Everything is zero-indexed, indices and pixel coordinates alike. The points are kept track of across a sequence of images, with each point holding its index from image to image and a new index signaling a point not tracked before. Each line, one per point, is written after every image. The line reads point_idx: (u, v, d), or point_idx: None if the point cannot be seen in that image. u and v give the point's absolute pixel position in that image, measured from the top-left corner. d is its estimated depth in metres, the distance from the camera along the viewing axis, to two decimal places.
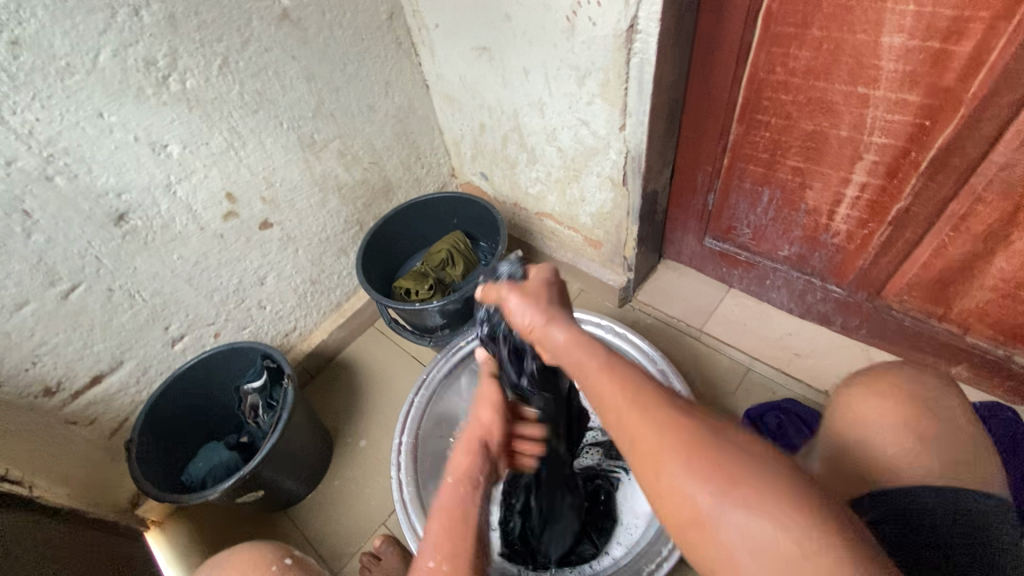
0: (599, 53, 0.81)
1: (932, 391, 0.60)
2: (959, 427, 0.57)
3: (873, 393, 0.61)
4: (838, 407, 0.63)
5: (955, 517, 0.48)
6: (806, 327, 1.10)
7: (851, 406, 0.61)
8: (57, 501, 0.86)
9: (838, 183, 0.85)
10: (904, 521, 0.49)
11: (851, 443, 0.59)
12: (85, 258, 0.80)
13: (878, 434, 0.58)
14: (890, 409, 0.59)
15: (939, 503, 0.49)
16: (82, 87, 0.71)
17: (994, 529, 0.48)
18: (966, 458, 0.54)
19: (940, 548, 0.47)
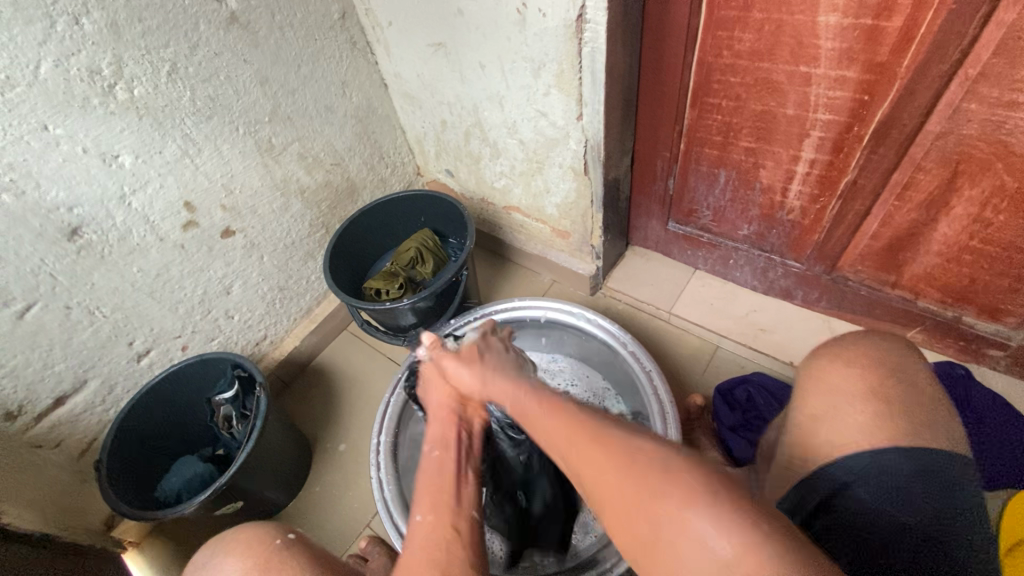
0: (551, 44, 0.82)
1: (894, 351, 0.62)
2: (923, 390, 0.57)
3: (839, 359, 0.62)
4: (805, 374, 0.64)
5: (924, 476, 0.50)
6: (770, 302, 1.14)
7: (818, 374, 0.62)
8: (29, 527, 0.83)
9: (789, 160, 0.88)
10: (878, 484, 0.51)
11: (818, 408, 0.59)
12: (39, 276, 0.78)
13: (842, 397, 0.58)
14: (856, 374, 0.59)
15: (911, 467, 0.51)
16: (24, 99, 0.69)
17: (955, 483, 0.50)
18: (927, 419, 0.54)
19: (910, 509, 0.49)
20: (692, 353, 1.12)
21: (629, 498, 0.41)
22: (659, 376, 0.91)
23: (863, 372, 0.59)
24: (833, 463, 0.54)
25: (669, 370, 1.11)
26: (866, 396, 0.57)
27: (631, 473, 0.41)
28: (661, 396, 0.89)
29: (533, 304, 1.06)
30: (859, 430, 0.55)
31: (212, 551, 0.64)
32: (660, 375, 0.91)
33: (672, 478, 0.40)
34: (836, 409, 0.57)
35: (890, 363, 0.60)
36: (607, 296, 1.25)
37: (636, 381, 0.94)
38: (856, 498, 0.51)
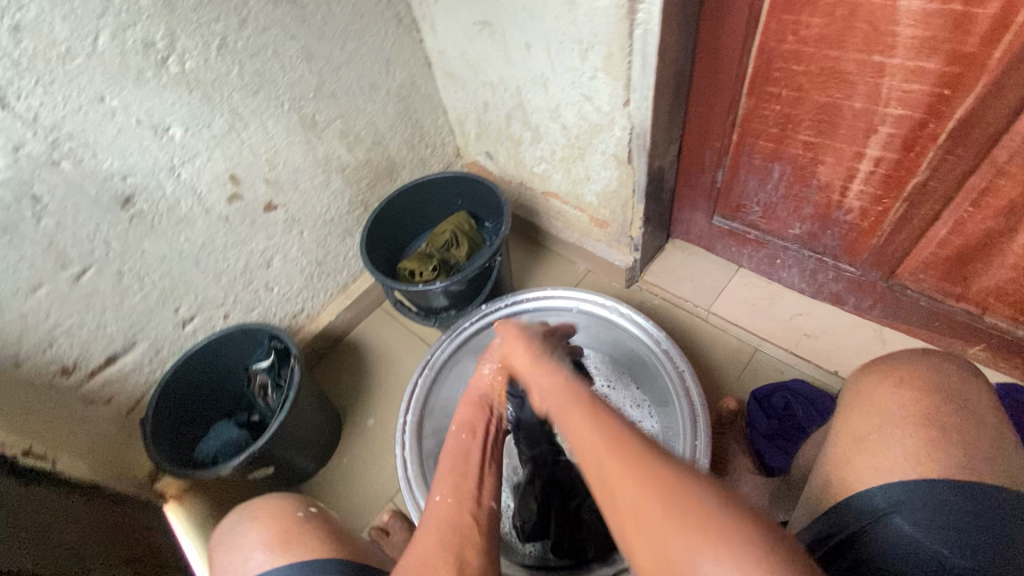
0: (601, 26, 0.78)
1: (956, 380, 0.56)
2: (983, 423, 0.52)
3: (884, 383, 0.58)
4: (853, 394, 0.60)
5: (977, 514, 0.46)
6: (817, 306, 1.08)
7: (867, 399, 0.58)
8: (76, 476, 0.89)
9: (852, 157, 0.82)
10: (927, 516, 0.47)
11: (863, 431, 0.55)
12: (94, 241, 0.82)
13: (889, 423, 0.54)
14: (906, 401, 0.55)
15: (964, 504, 0.46)
16: (83, 70, 0.72)
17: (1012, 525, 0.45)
18: (985, 453, 0.50)
19: (953, 544, 0.45)
20: (730, 355, 1.08)
21: (649, 508, 0.36)
22: (693, 377, 0.89)
23: (908, 400, 0.55)
24: (873, 488, 0.50)
25: (703, 370, 1.07)
26: (917, 424, 0.53)
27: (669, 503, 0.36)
28: (693, 396, 0.87)
29: (567, 294, 1.04)
30: (899, 460, 0.51)
31: (238, 517, 0.66)
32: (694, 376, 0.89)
33: (700, 512, 0.35)
34: (866, 438, 0.55)
35: (947, 390, 0.55)
36: (643, 290, 1.21)
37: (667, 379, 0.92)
38: (897, 529, 0.47)
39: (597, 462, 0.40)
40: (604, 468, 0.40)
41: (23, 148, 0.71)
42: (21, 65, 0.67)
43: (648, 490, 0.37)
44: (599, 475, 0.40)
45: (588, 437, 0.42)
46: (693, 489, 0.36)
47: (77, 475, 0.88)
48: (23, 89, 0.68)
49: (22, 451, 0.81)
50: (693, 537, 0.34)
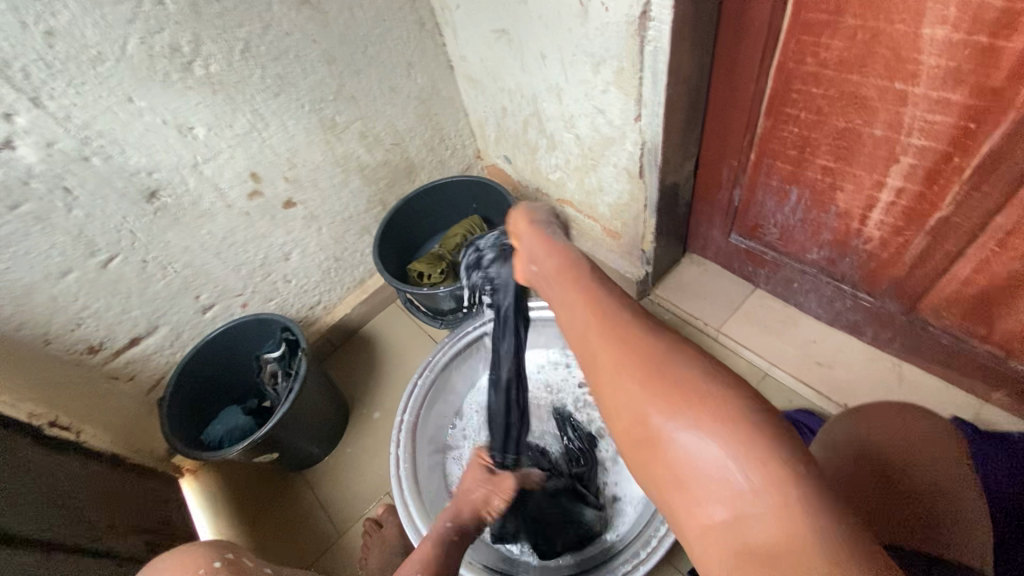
0: (613, 40, 0.77)
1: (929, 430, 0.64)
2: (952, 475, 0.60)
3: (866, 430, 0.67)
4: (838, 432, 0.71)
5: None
6: (834, 334, 1.03)
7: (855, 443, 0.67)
8: (99, 446, 0.97)
9: (872, 186, 0.78)
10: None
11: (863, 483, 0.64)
12: (120, 232, 0.87)
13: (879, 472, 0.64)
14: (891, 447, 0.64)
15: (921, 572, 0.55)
16: (113, 73, 0.76)
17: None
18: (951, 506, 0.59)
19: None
20: None
21: (633, 394, 0.42)
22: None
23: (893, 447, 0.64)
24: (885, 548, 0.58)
25: None
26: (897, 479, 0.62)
27: (649, 384, 0.41)
28: None
29: None
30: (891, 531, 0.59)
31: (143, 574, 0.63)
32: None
33: (699, 393, 0.39)
34: (857, 486, 0.64)
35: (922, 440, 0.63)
36: (655, 304, 1.19)
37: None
38: None
39: (608, 365, 0.45)
40: (618, 367, 0.44)
41: (57, 144, 0.76)
42: (55, 68, 0.72)
43: (654, 383, 0.41)
44: (611, 380, 0.44)
45: (601, 342, 0.46)
46: (695, 376, 0.41)
47: (99, 445, 0.96)
48: (56, 90, 0.73)
49: (48, 421, 0.88)
50: (690, 415, 0.39)
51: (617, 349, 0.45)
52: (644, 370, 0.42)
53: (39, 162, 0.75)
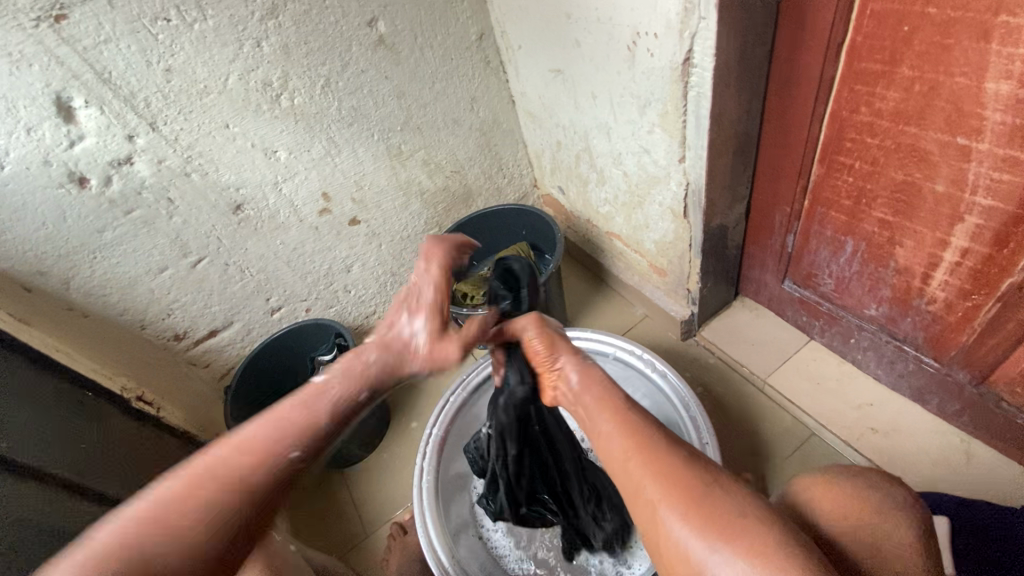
0: (658, 84, 0.78)
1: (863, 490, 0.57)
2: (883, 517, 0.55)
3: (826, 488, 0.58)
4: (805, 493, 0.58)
5: None
6: (894, 399, 0.95)
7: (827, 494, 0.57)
8: (176, 423, 1.11)
9: (934, 245, 0.72)
10: None
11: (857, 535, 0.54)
12: (209, 238, 1.00)
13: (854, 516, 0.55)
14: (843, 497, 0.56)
15: None
16: (214, 103, 0.89)
17: None
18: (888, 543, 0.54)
19: None
20: (780, 433, 0.99)
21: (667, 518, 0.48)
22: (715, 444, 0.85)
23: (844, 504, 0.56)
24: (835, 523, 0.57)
25: (748, 444, 0.99)
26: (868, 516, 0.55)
27: (689, 508, 0.48)
28: None
29: (606, 339, 1.03)
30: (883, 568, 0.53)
31: None
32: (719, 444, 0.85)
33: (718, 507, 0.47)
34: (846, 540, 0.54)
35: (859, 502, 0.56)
36: (699, 345, 1.15)
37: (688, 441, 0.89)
38: None
39: (658, 505, 0.49)
40: (666, 507, 0.48)
41: (166, 161, 0.90)
42: (170, 99, 0.85)
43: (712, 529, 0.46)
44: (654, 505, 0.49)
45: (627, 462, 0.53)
46: (749, 525, 0.46)
47: (175, 421, 1.11)
48: (169, 117, 0.87)
49: (135, 396, 1.04)
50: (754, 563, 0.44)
51: (664, 483, 0.49)
52: (702, 515, 0.47)
53: (151, 175, 0.90)
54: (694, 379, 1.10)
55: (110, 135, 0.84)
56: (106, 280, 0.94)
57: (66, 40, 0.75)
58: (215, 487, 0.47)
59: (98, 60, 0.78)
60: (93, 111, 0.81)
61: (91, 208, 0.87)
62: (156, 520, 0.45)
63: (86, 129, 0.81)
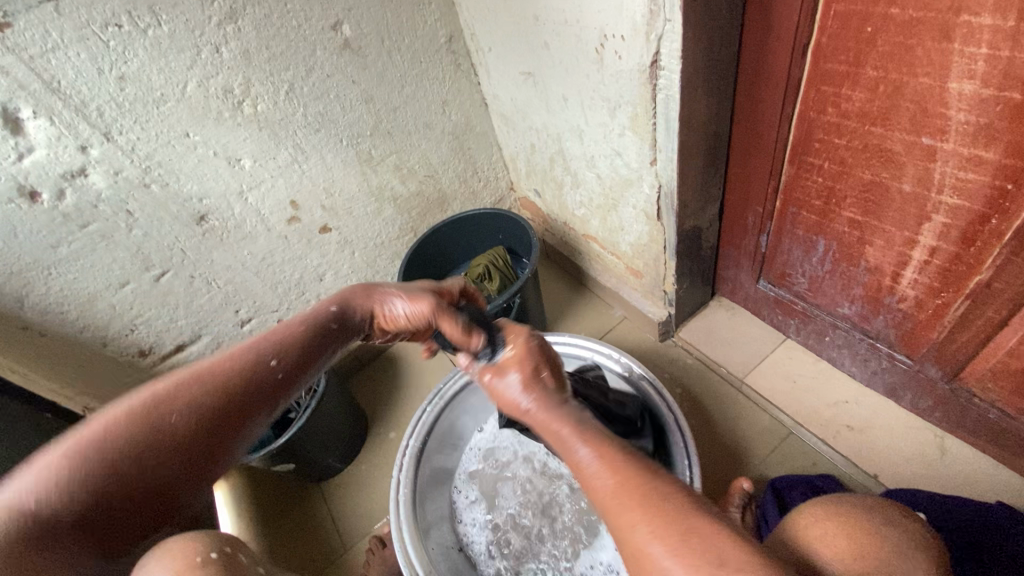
0: (626, 87, 0.77)
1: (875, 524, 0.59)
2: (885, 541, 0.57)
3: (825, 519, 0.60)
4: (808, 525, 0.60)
5: None
6: (869, 396, 0.96)
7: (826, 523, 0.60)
8: None
9: (903, 243, 0.72)
10: None
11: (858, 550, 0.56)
12: (172, 250, 0.97)
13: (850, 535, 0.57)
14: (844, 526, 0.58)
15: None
16: (173, 111, 0.86)
17: None
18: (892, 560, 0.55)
19: None
20: (758, 433, 0.99)
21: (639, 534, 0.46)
22: (691, 445, 0.85)
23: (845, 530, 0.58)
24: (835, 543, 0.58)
25: (726, 445, 0.99)
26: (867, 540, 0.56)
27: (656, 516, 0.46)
28: (689, 470, 0.82)
29: (582, 343, 1.02)
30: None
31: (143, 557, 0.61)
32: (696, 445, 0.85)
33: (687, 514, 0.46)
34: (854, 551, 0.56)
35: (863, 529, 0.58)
36: (678, 346, 1.15)
37: (664, 442, 0.88)
38: None
39: (632, 528, 0.47)
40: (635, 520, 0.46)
41: (123, 172, 0.86)
42: (125, 107, 0.82)
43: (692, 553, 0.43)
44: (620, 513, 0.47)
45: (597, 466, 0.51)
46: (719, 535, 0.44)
47: None
48: (125, 126, 0.83)
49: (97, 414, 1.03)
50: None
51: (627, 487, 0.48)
52: (665, 524, 0.45)
53: (107, 188, 0.86)
54: (673, 380, 1.10)
55: (61, 146, 0.80)
56: (64, 296, 0.90)
57: (12, 49, 0.71)
58: (148, 422, 0.52)
59: (47, 69, 0.75)
60: (42, 122, 0.77)
61: (44, 222, 0.83)
62: (100, 436, 0.51)
63: (35, 141, 0.78)
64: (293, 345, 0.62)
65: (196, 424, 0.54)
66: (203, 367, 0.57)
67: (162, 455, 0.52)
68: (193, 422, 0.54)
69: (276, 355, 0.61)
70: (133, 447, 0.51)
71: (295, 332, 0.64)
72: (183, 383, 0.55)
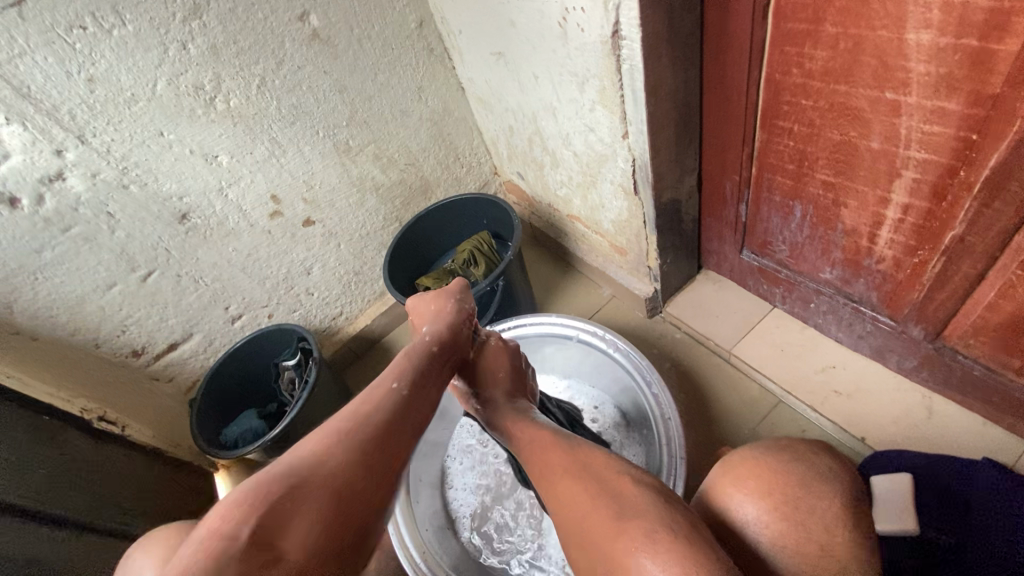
0: (592, 60, 0.76)
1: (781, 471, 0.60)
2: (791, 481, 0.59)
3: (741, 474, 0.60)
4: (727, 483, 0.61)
5: None
6: (856, 360, 0.96)
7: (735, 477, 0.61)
8: (141, 439, 1.08)
9: (876, 203, 0.71)
10: None
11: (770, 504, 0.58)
12: (157, 249, 0.98)
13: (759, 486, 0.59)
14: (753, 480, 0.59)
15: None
16: (145, 111, 0.87)
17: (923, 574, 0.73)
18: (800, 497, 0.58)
19: None
20: (746, 404, 0.99)
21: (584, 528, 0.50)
22: (679, 434, 0.84)
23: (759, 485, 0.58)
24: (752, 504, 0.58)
25: (715, 417, 0.99)
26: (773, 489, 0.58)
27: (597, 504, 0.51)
28: (674, 443, 0.83)
29: (568, 321, 1.02)
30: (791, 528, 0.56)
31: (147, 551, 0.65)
32: (683, 436, 0.84)
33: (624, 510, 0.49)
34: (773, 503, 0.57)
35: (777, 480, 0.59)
36: (666, 321, 1.15)
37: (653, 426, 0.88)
38: None
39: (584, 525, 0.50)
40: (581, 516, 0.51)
41: (100, 175, 0.87)
42: (96, 109, 0.83)
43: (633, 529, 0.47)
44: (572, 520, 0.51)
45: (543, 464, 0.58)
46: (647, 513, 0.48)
47: (142, 439, 1.08)
48: (98, 128, 0.84)
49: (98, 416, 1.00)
50: (635, 538, 0.47)
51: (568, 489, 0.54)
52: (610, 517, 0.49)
53: (86, 191, 0.87)
54: (661, 356, 1.10)
55: (37, 151, 0.81)
56: (53, 300, 0.91)
57: None
58: (309, 479, 0.48)
59: (15, 74, 0.75)
60: (16, 128, 0.78)
61: (26, 228, 0.84)
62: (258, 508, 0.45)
63: (10, 147, 0.79)
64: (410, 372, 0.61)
65: (365, 477, 0.50)
66: (351, 422, 0.53)
67: (350, 490, 0.48)
68: (358, 463, 0.50)
69: (397, 379, 0.59)
70: (343, 518, 0.47)
71: (402, 366, 0.63)
72: (342, 436, 0.52)
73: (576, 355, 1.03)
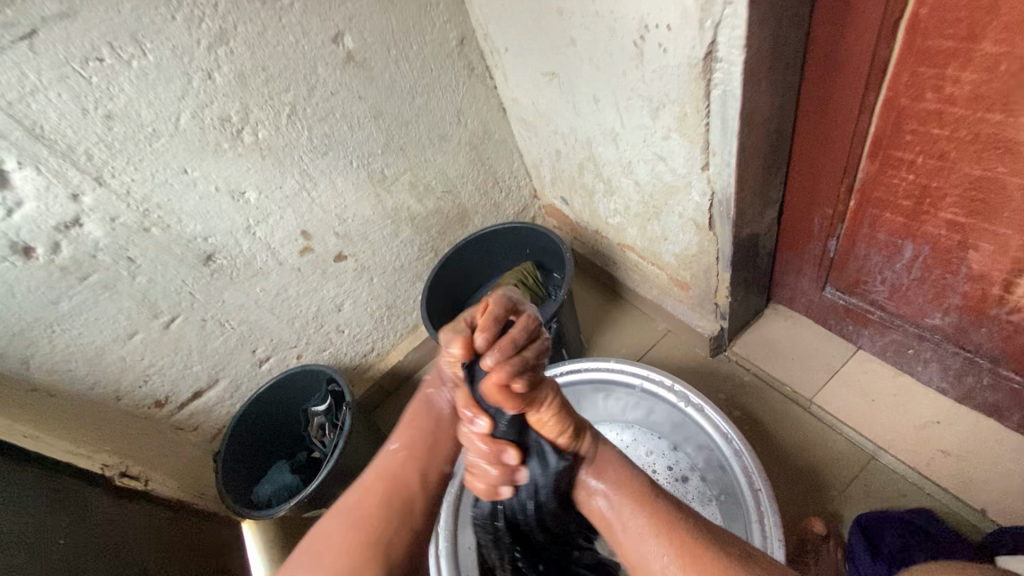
0: (672, 84, 0.66)
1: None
2: None
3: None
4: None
5: None
6: (963, 414, 0.84)
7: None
8: (164, 492, 0.99)
9: (1020, 248, 0.60)
10: None
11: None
12: (180, 294, 0.90)
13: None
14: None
15: None
16: (167, 148, 0.79)
17: None
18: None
19: None
20: (833, 460, 0.88)
21: None
22: (775, 518, 0.72)
23: None
24: None
25: (798, 475, 0.88)
26: None
27: None
28: (768, 522, 0.72)
29: (629, 368, 0.91)
30: None
31: None
32: (783, 525, 0.72)
33: None
34: None
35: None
36: (732, 361, 1.04)
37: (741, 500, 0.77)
38: None
39: None
40: None
41: (120, 219, 0.80)
42: (115, 148, 0.75)
43: None
44: None
45: None
46: None
47: (166, 492, 0.99)
48: (117, 168, 0.76)
49: (119, 472, 0.92)
50: None
51: None
52: None
53: (105, 236, 0.79)
54: (729, 401, 1.00)
55: (51, 196, 0.73)
56: (70, 354, 0.84)
57: None
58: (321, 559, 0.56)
59: (27, 114, 0.68)
60: (28, 172, 0.70)
61: (40, 279, 0.76)
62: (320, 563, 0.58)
63: (21, 193, 0.71)
64: (414, 437, 0.65)
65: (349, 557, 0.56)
66: (337, 528, 0.58)
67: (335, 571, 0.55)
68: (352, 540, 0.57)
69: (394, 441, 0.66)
70: None
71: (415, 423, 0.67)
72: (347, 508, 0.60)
73: (641, 406, 0.92)
